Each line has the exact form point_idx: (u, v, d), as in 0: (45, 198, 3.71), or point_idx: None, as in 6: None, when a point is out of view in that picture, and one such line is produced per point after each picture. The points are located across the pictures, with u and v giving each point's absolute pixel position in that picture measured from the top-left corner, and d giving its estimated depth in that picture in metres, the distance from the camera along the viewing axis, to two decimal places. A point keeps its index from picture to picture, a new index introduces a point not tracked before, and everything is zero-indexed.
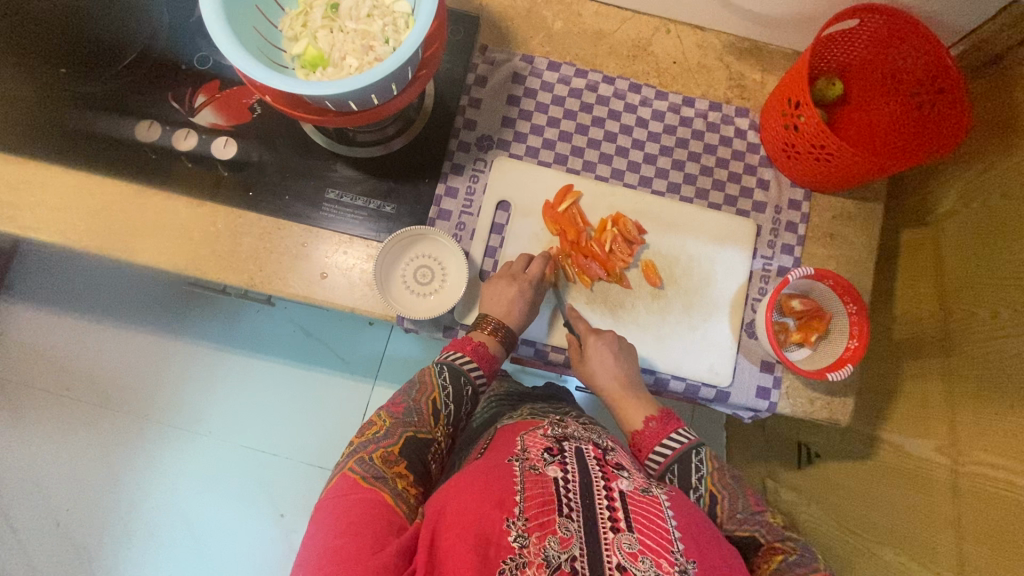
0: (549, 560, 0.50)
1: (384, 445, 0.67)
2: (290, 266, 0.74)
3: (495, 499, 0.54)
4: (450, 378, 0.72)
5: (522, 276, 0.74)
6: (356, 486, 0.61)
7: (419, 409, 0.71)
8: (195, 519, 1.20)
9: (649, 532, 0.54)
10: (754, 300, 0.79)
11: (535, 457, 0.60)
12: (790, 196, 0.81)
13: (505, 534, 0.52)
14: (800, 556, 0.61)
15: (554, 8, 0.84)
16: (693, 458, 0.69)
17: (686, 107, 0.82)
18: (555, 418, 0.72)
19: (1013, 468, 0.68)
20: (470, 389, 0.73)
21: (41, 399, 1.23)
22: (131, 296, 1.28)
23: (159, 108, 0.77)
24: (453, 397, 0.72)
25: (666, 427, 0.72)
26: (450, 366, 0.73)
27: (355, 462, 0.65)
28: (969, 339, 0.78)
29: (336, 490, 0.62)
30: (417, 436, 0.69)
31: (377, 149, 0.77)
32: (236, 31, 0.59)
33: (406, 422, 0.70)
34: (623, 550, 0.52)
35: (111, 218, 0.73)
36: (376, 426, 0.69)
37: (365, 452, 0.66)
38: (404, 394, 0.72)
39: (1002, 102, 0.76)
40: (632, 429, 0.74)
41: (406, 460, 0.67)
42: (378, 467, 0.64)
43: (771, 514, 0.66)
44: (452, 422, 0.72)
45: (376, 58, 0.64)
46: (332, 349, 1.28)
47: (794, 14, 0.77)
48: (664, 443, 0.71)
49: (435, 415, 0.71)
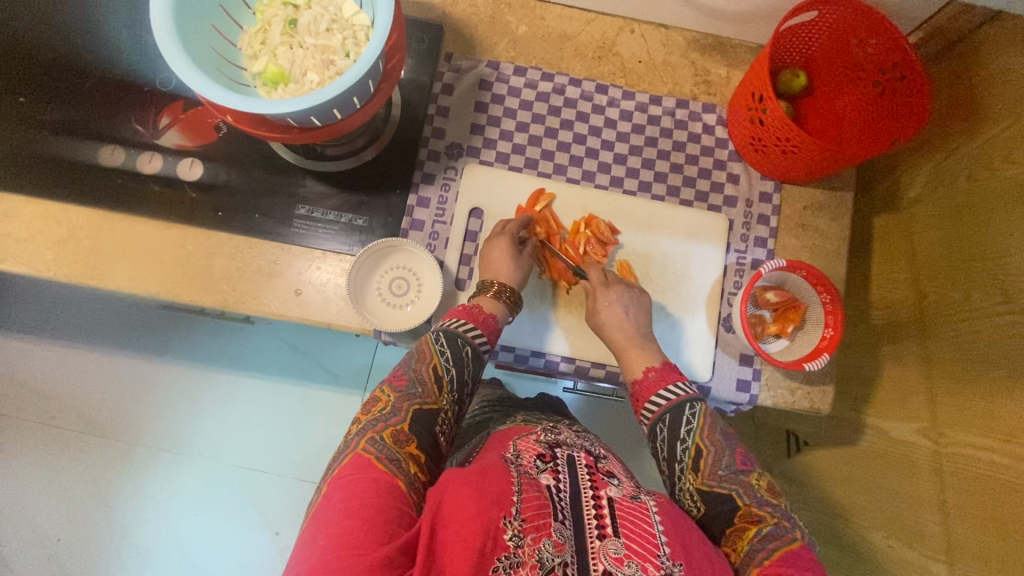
0: (543, 562, 0.50)
1: (392, 423, 0.64)
2: (263, 284, 0.74)
3: (492, 497, 0.52)
4: (447, 343, 0.70)
5: (507, 238, 0.75)
6: (369, 466, 0.59)
7: (420, 380, 0.68)
8: (188, 541, 1.19)
9: (637, 537, 0.53)
10: (729, 294, 0.80)
11: (528, 463, 0.60)
12: (761, 189, 0.81)
13: (502, 531, 0.51)
14: (776, 525, 0.60)
15: (517, 13, 0.84)
16: (686, 411, 0.68)
17: (653, 106, 0.82)
18: (548, 425, 0.72)
19: (995, 447, 0.68)
20: (470, 350, 0.70)
21: (26, 429, 1.22)
22: (109, 320, 1.26)
23: (121, 131, 0.75)
24: (454, 361, 0.69)
25: (665, 377, 0.71)
26: (446, 331, 0.71)
27: (366, 442, 0.62)
28: (943, 323, 0.79)
29: (349, 468, 0.59)
30: (423, 408, 0.67)
31: (348, 161, 0.77)
32: (192, 51, 0.59)
33: (411, 394, 0.67)
34: (609, 556, 0.51)
35: (78, 245, 0.72)
36: (381, 403, 0.66)
37: (374, 431, 0.63)
38: (404, 365, 0.70)
39: (963, 85, 0.77)
40: (633, 378, 0.73)
41: (416, 438, 0.64)
42: (390, 446, 0.62)
43: (754, 476, 0.64)
44: (456, 387, 0.70)
45: (337, 72, 0.64)
46: (320, 363, 1.27)
47: (754, 10, 0.77)
48: (659, 394, 0.70)
49: (438, 382, 0.69)
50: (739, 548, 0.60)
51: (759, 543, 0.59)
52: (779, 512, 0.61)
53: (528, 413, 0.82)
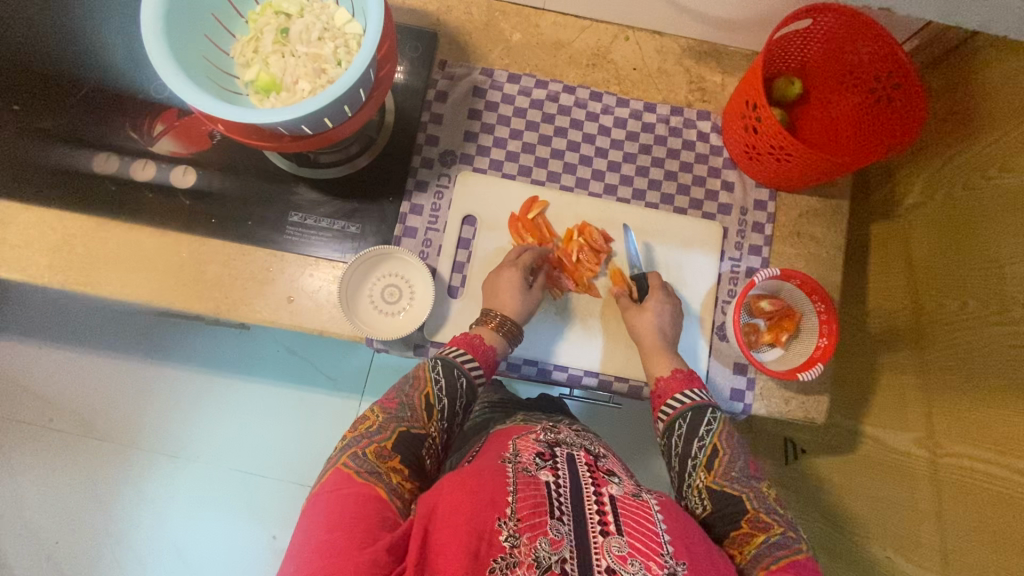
0: (540, 561, 0.49)
1: (377, 440, 0.64)
2: (256, 291, 0.74)
3: (487, 499, 0.53)
4: (443, 372, 0.69)
5: (518, 269, 0.75)
6: (348, 480, 0.59)
7: (411, 404, 0.68)
8: (185, 545, 1.19)
9: (639, 535, 0.52)
10: (724, 303, 0.79)
11: (527, 460, 0.59)
12: (755, 197, 0.81)
13: (497, 533, 0.51)
14: (782, 535, 0.60)
15: (512, 20, 0.84)
16: (708, 414, 0.68)
17: (647, 114, 0.82)
18: (547, 424, 0.71)
19: (992, 458, 0.67)
20: (464, 381, 0.70)
21: (25, 432, 1.22)
22: (107, 325, 1.27)
23: (115, 139, 0.76)
24: (447, 391, 0.69)
25: (691, 381, 0.71)
26: (443, 359, 0.70)
27: (347, 457, 0.62)
28: (940, 330, 0.79)
29: (328, 484, 0.59)
30: (410, 431, 0.66)
31: (342, 168, 0.77)
32: (183, 60, 0.59)
33: (399, 416, 0.67)
34: (613, 553, 0.50)
35: (73, 253, 0.73)
36: (368, 420, 0.67)
37: (357, 447, 0.63)
38: (397, 388, 0.70)
39: (959, 94, 0.76)
40: (655, 376, 0.73)
41: (400, 455, 0.64)
42: (371, 461, 0.62)
43: (765, 484, 0.65)
44: (446, 416, 0.69)
45: (329, 81, 0.64)
46: (317, 368, 1.27)
47: (748, 18, 0.77)
48: (684, 394, 0.70)
49: (428, 409, 0.68)
50: (744, 551, 0.60)
51: (767, 549, 0.59)
52: (784, 520, 0.61)
53: (527, 413, 0.82)
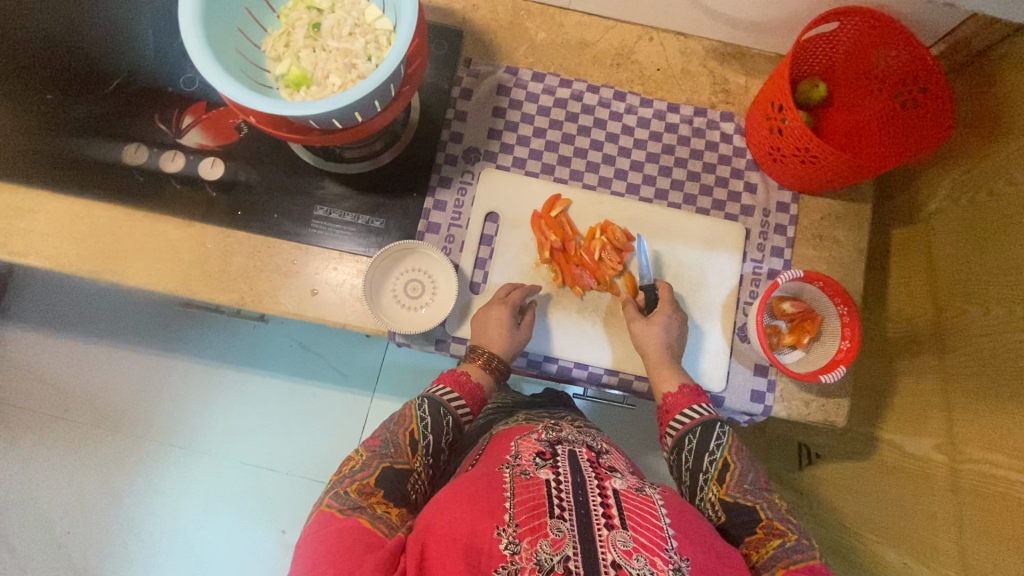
0: (541, 564, 0.48)
1: (359, 478, 0.64)
2: (280, 283, 0.75)
3: (486, 508, 0.53)
4: (429, 411, 0.69)
5: (507, 306, 0.73)
6: (332, 520, 0.59)
7: (394, 441, 0.68)
8: (195, 537, 1.20)
9: (644, 529, 0.52)
10: (745, 304, 0.79)
11: (527, 462, 0.59)
12: (778, 199, 0.81)
13: (496, 542, 0.50)
14: (798, 541, 0.60)
15: (536, 20, 0.84)
16: (716, 429, 0.68)
17: (671, 114, 0.82)
18: (550, 423, 0.71)
19: (1012, 465, 0.67)
20: (451, 420, 0.70)
21: (40, 421, 1.23)
22: (124, 316, 1.28)
23: (145, 130, 0.77)
24: (433, 428, 0.69)
25: (696, 397, 0.71)
26: (430, 399, 0.71)
27: (330, 497, 0.62)
28: (961, 336, 0.78)
29: (313, 527, 0.60)
30: (393, 467, 0.65)
31: (367, 163, 0.78)
32: (216, 51, 0.59)
33: (382, 453, 0.66)
34: (618, 547, 0.50)
35: (100, 242, 0.74)
36: (352, 461, 0.66)
37: (340, 487, 0.63)
38: (382, 426, 0.70)
39: (986, 99, 0.76)
40: (662, 392, 0.72)
41: (383, 490, 0.63)
42: (354, 498, 0.62)
43: (777, 496, 0.65)
44: (432, 452, 0.69)
45: (359, 76, 0.64)
46: (330, 364, 1.28)
47: (774, 21, 0.77)
48: (687, 411, 0.70)
49: (413, 445, 0.68)
50: (763, 551, 0.60)
51: (783, 552, 0.60)
52: (799, 529, 0.62)
53: (530, 412, 0.82)
